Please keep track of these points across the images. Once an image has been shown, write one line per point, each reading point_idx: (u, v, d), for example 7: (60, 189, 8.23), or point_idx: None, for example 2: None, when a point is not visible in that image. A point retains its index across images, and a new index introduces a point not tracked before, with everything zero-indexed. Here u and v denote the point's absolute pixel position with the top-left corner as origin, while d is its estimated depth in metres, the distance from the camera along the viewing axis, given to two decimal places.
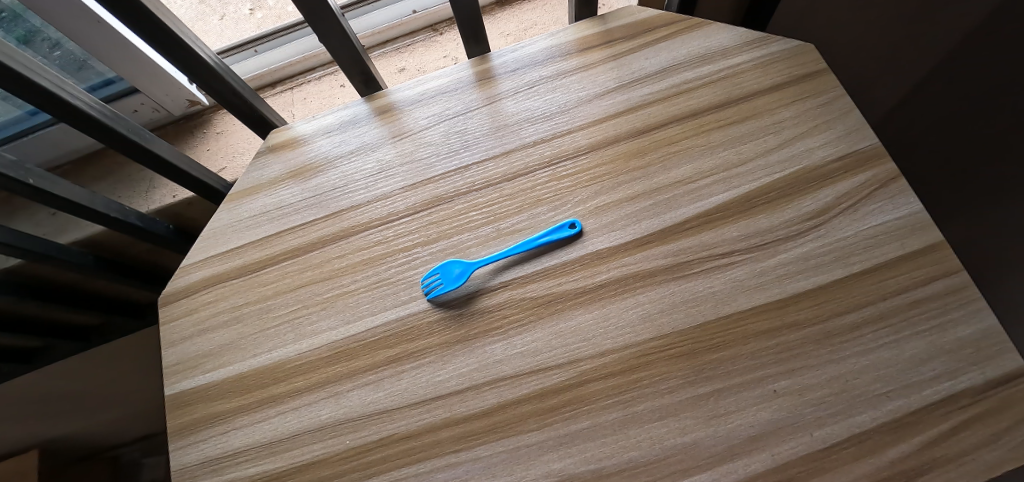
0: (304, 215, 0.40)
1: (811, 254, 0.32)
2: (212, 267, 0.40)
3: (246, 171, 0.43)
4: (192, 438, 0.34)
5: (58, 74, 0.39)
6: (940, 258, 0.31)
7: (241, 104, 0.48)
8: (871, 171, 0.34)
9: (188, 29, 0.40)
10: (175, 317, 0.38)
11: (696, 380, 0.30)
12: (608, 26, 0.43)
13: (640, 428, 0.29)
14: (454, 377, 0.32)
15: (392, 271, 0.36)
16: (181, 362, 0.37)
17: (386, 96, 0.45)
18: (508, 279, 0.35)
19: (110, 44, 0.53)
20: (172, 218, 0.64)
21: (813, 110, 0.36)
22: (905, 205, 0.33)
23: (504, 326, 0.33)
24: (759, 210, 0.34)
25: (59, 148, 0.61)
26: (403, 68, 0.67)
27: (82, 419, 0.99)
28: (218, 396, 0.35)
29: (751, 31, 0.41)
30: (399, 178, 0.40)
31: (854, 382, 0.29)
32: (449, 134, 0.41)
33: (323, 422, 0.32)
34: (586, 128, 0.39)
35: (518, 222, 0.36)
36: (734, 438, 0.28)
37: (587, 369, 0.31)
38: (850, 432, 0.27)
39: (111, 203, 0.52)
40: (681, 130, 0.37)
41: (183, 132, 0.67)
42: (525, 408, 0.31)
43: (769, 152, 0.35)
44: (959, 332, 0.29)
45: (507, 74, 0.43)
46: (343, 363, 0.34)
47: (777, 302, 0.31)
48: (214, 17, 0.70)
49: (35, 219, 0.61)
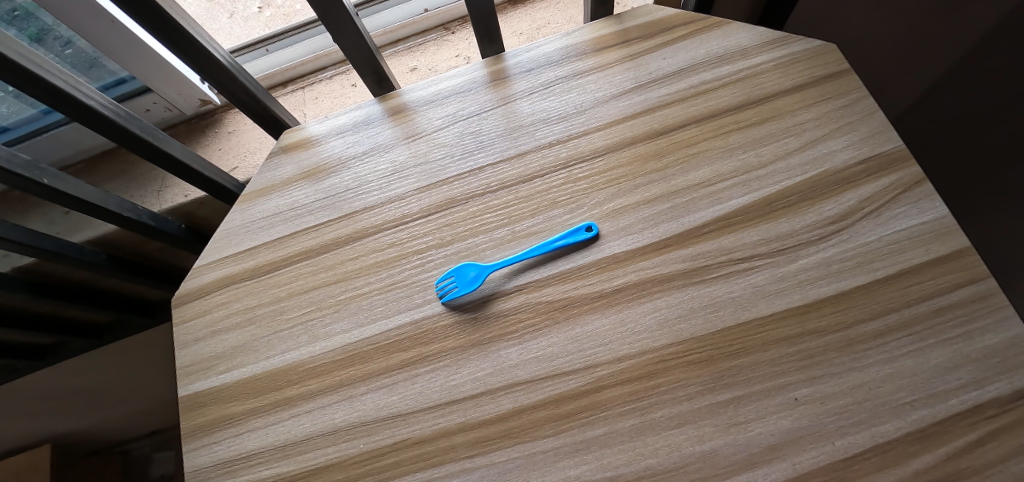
0: (318, 216, 0.40)
1: (833, 259, 0.31)
2: (225, 268, 0.39)
3: (260, 171, 0.43)
4: (205, 440, 0.34)
5: (71, 73, 0.40)
6: (967, 264, 0.30)
7: (253, 103, 0.48)
8: (895, 174, 0.33)
9: (200, 27, 0.40)
10: (188, 317, 0.38)
11: (716, 387, 0.29)
12: (624, 25, 0.43)
13: (658, 435, 0.28)
14: (469, 381, 0.32)
15: (405, 274, 0.36)
16: (194, 363, 0.37)
17: (399, 96, 0.44)
18: (524, 282, 0.35)
19: (122, 43, 0.53)
20: (184, 218, 0.64)
21: (835, 111, 0.36)
22: (930, 209, 0.32)
23: (520, 330, 0.33)
24: (780, 214, 0.33)
25: (71, 147, 0.61)
26: (414, 67, 0.66)
27: (93, 415, 1.01)
28: (231, 397, 0.35)
29: (771, 31, 0.40)
30: (413, 179, 0.39)
31: (877, 391, 0.28)
32: (463, 135, 0.41)
33: (337, 426, 0.32)
34: (602, 129, 0.38)
35: (532, 224, 0.36)
36: (753, 447, 0.28)
37: (603, 375, 0.31)
38: (873, 441, 0.27)
39: (124, 202, 0.53)
40: (699, 131, 0.37)
41: (194, 131, 0.67)
42: (542, 413, 0.30)
43: (790, 155, 0.35)
44: (987, 340, 0.28)
45: (521, 74, 0.42)
46: (356, 365, 0.34)
47: (798, 308, 0.30)
48: (224, 15, 0.70)
49: (47, 218, 0.62)
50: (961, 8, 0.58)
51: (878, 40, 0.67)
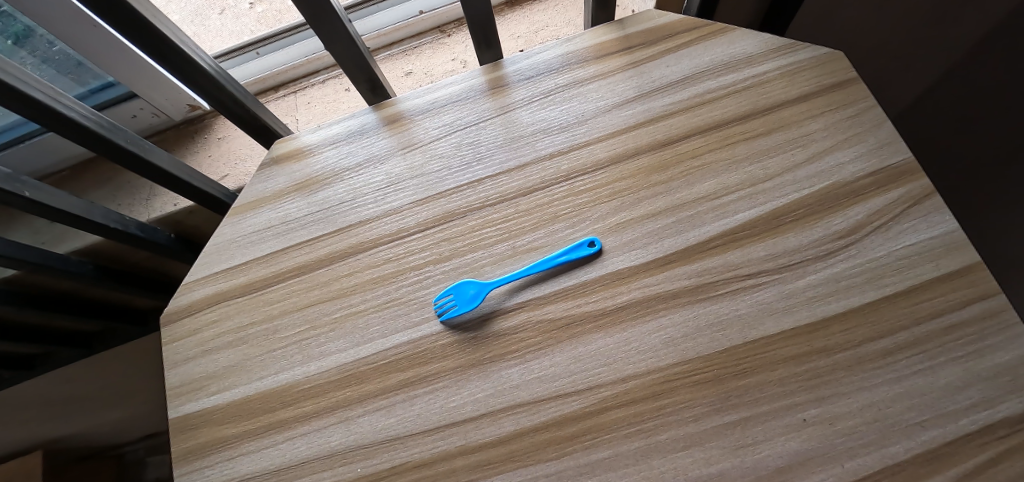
0: (311, 230, 0.39)
1: (840, 275, 0.31)
2: (215, 285, 0.38)
3: (250, 183, 0.42)
4: (197, 463, 0.33)
5: (52, 85, 0.38)
6: (978, 280, 0.29)
7: (243, 112, 0.46)
8: (905, 186, 0.32)
9: (186, 35, 0.39)
10: (178, 336, 0.37)
11: (722, 408, 0.29)
12: (626, 31, 0.42)
13: (664, 458, 0.28)
14: (469, 403, 0.31)
15: (402, 290, 0.35)
16: (184, 383, 0.36)
17: (394, 104, 0.43)
18: (525, 299, 0.34)
19: (106, 48, 0.51)
20: (174, 226, 0.63)
21: (843, 122, 0.35)
22: (940, 223, 0.31)
23: (521, 349, 0.32)
24: (787, 228, 0.32)
25: (56, 155, 0.59)
26: (409, 71, 0.65)
27: (84, 423, 0.99)
28: (222, 419, 0.34)
29: (776, 37, 0.39)
30: (410, 191, 0.38)
31: (887, 411, 0.27)
32: (461, 145, 0.39)
33: (333, 449, 0.31)
34: (604, 140, 0.37)
35: (533, 239, 0.35)
36: (761, 469, 0.27)
37: (607, 396, 0.30)
38: (884, 463, 0.26)
39: (110, 213, 0.51)
40: (703, 143, 0.36)
41: (183, 137, 0.65)
42: (543, 437, 0.29)
43: (797, 168, 0.34)
44: (997, 358, 0.27)
45: (521, 82, 0.41)
46: (353, 386, 0.33)
47: (807, 326, 0.30)
48: (213, 13, 0.68)
49: (32, 227, 0.60)
50: (960, 12, 0.57)
51: (879, 42, 0.66)
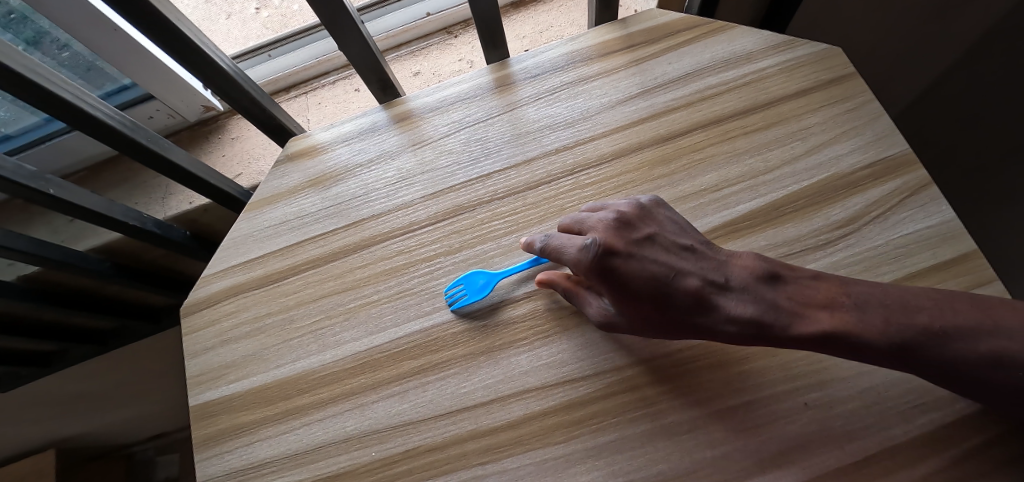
0: (325, 224, 0.40)
1: (840, 264, 0.31)
2: (233, 278, 0.40)
3: (266, 180, 0.43)
4: (217, 449, 0.34)
5: (79, 86, 0.40)
6: (975, 267, 0.30)
7: (257, 111, 0.48)
8: (903, 177, 0.33)
9: (205, 37, 0.40)
10: (197, 327, 0.39)
11: (726, 392, 0.29)
12: (629, 30, 0.43)
13: (669, 441, 0.29)
14: (480, 388, 0.32)
15: (413, 282, 0.36)
16: (203, 373, 0.37)
17: (404, 103, 0.44)
18: (533, 288, 0.35)
19: (124, 51, 0.53)
20: (188, 225, 0.65)
21: (841, 116, 0.36)
22: (937, 213, 0.32)
23: (530, 336, 0.33)
24: (787, 219, 0.33)
25: (74, 156, 0.61)
26: (417, 72, 0.66)
27: (95, 421, 1.00)
28: (241, 407, 0.35)
29: (775, 34, 0.40)
30: (420, 186, 0.40)
31: (886, 395, 0.28)
32: (470, 141, 0.41)
33: (348, 434, 0.32)
34: (608, 135, 0.38)
35: (540, 231, 0.36)
36: (764, 451, 0.28)
37: (613, 381, 0.31)
38: (883, 445, 0.27)
39: (129, 211, 0.53)
40: (706, 136, 0.37)
41: (197, 137, 0.67)
42: (552, 421, 0.30)
43: (796, 160, 0.35)
44: None
45: (527, 80, 0.42)
46: (367, 374, 0.34)
47: None
48: (221, 18, 0.70)
49: (51, 226, 0.62)
50: (960, 9, 0.58)
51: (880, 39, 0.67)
